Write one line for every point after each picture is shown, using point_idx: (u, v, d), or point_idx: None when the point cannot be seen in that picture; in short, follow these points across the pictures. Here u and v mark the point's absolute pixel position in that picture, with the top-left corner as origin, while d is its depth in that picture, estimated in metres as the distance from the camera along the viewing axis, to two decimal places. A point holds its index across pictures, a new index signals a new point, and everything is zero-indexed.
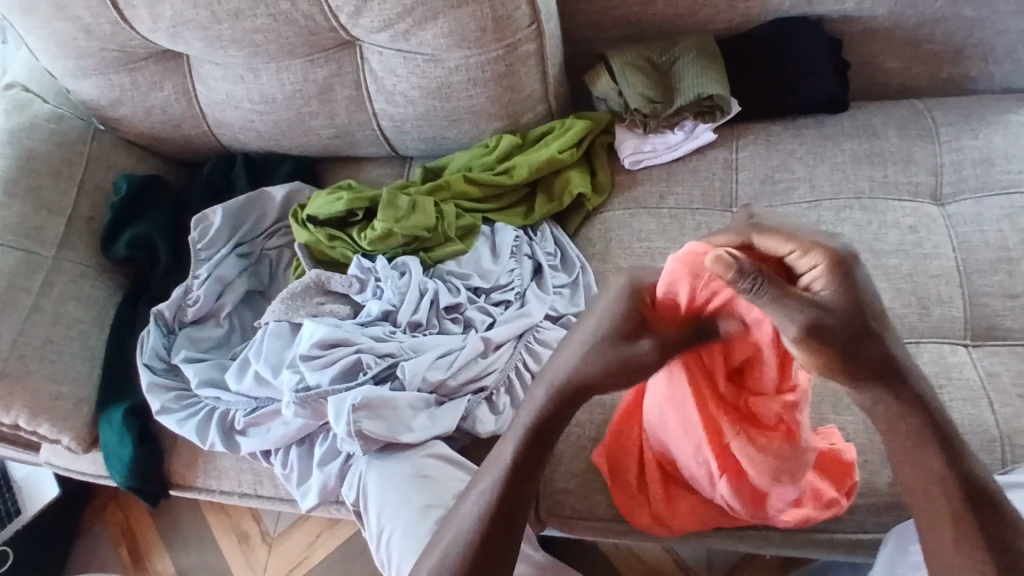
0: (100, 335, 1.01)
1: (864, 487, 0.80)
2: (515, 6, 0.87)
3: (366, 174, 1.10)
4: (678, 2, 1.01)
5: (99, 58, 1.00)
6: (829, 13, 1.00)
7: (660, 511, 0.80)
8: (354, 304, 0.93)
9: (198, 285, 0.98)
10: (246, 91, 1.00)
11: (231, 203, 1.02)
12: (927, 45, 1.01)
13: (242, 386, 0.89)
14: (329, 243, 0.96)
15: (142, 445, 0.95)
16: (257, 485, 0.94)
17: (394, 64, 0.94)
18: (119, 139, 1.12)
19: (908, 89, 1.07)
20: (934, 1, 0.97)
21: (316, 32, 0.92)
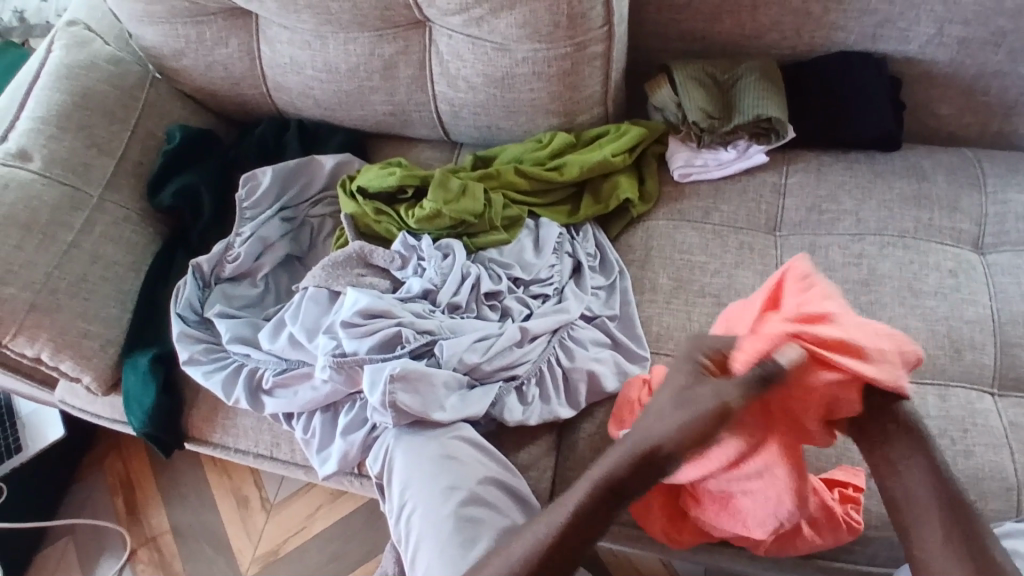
0: (133, 281, 1.01)
1: (880, 520, 0.80)
2: (591, 6, 0.88)
3: (415, 155, 1.11)
4: (746, 24, 1.02)
5: (170, 7, 1.01)
6: (892, 53, 1.01)
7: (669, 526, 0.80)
8: (393, 280, 0.94)
9: (240, 242, 0.99)
10: (310, 57, 1.01)
11: (281, 166, 1.03)
12: (983, 97, 1.02)
13: (275, 346, 0.89)
14: (375, 216, 0.97)
15: (163, 394, 0.95)
16: (273, 447, 0.94)
17: (461, 48, 0.95)
18: (174, 90, 1.13)
19: (957, 137, 1.08)
20: (996, 54, 0.98)
21: (390, 7, 0.93)
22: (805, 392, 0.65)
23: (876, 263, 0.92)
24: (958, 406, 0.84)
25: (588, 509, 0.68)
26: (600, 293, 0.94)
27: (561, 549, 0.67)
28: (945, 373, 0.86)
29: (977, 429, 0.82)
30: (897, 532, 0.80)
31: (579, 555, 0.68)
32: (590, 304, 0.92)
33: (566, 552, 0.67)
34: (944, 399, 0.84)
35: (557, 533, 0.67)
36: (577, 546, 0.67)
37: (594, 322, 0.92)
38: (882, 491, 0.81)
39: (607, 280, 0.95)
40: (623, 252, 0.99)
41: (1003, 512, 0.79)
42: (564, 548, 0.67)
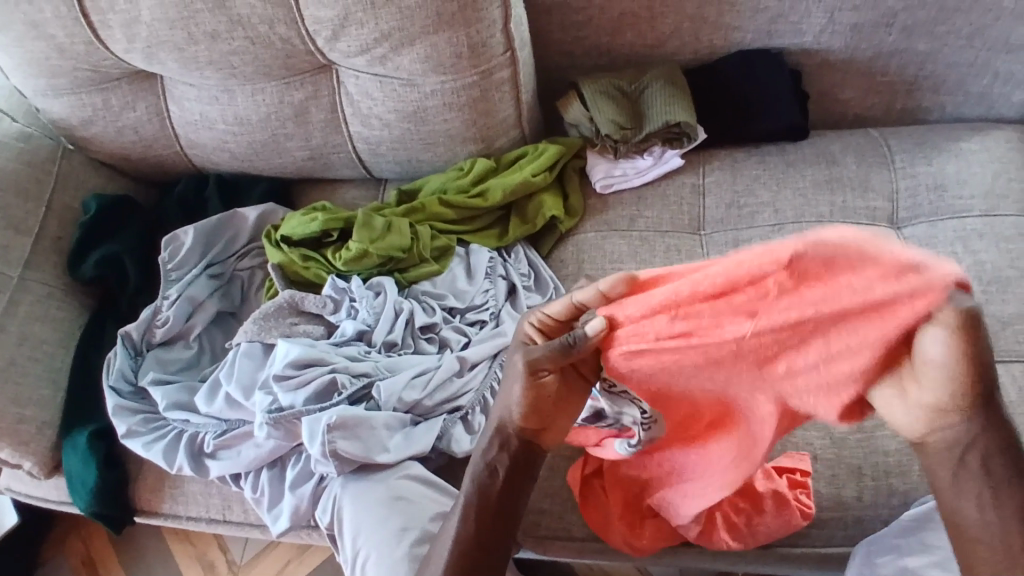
0: (66, 357, 0.98)
1: (832, 500, 0.82)
2: (490, 34, 0.89)
3: (341, 196, 1.11)
4: (647, 35, 1.05)
5: (72, 77, 0.99)
6: (789, 46, 1.05)
7: (627, 532, 0.78)
8: (328, 325, 0.93)
9: (167, 306, 0.97)
10: (221, 112, 1.00)
11: (203, 223, 1.02)
12: (882, 77, 1.07)
13: (212, 408, 0.88)
14: (303, 263, 0.96)
15: (106, 470, 0.92)
16: (226, 510, 0.92)
17: (370, 87, 0.95)
18: (89, 159, 1.11)
19: (863, 119, 1.12)
20: (887, 36, 1.02)
21: (293, 55, 0.92)
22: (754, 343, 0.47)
23: None
24: None
25: (485, 491, 0.66)
26: None
27: (478, 541, 0.65)
28: None
29: None
30: (850, 510, 0.81)
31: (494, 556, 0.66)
32: None
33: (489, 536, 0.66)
34: None
35: (471, 519, 0.66)
36: (500, 531, 0.66)
37: None
38: (831, 472, 0.82)
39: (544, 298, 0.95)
40: (557, 268, 1.00)
41: None
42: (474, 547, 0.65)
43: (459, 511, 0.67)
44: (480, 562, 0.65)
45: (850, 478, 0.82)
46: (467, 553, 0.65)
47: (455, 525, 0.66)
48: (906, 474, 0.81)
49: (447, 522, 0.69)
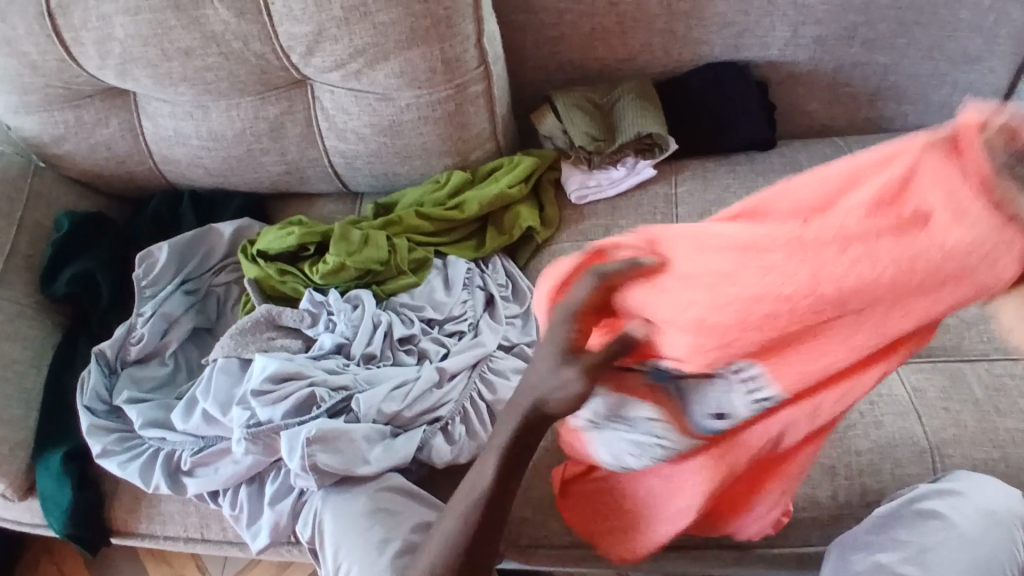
0: (38, 376, 0.97)
1: (807, 500, 0.83)
2: (464, 49, 0.90)
3: (317, 210, 1.11)
4: (617, 48, 1.07)
5: (44, 94, 0.99)
6: (755, 59, 1.08)
7: None
8: (305, 339, 0.93)
9: (142, 322, 0.96)
10: (195, 127, 1.00)
11: (177, 239, 1.01)
12: (845, 88, 1.10)
13: (189, 425, 0.87)
14: (279, 277, 0.96)
15: (80, 491, 0.91)
16: (203, 528, 0.91)
17: (345, 102, 0.96)
18: (61, 177, 1.10)
19: (829, 129, 1.15)
20: (849, 48, 1.05)
21: (267, 71, 0.93)
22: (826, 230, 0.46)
23: None
24: None
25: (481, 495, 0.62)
26: (516, 322, 0.96)
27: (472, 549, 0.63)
28: None
29: (883, 400, 0.88)
30: (825, 509, 0.83)
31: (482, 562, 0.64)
32: (506, 334, 0.93)
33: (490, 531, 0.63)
34: None
35: (468, 517, 0.63)
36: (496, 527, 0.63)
37: (513, 351, 0.92)
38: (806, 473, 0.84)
39: (521, 308, 0.97)
40: (534, 278, 1.01)
41: (920, 475, 0.83)
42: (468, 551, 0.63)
43: (456, 509, 0.64)
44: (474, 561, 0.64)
45: (824, 477, 0.84)
46: (460, 553, 0.63)
47: (449, 525, 0.64)
48: (878, 473, 0.83)
49: (438, 522, 0.66)
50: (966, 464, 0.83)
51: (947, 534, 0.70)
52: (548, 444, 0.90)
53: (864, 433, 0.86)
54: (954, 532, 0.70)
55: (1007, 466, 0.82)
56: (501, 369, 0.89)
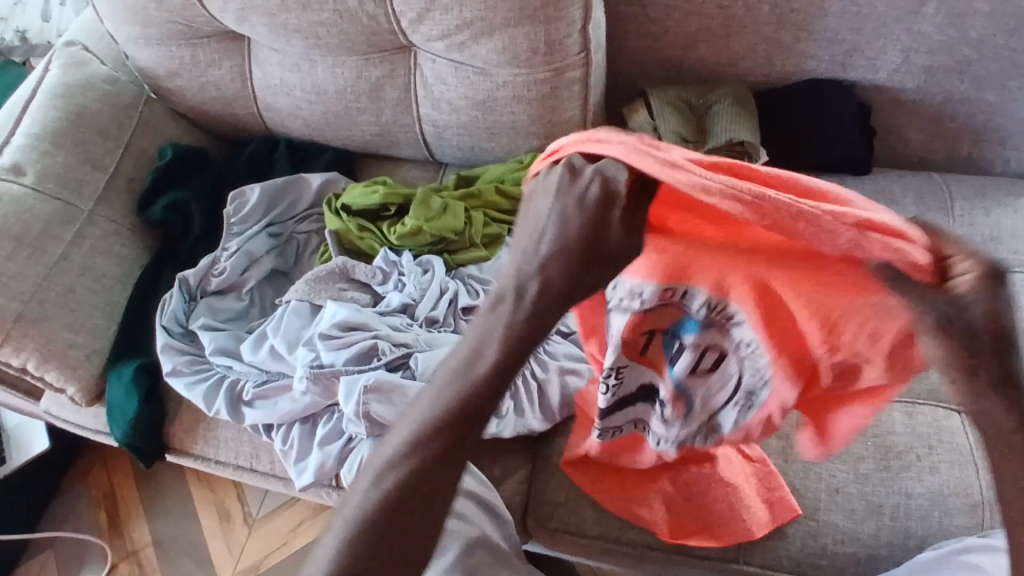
0: (121, 293, 1.03)
1: (847, 534, 0.81)
2: (568, 34, 0.91)
3: (401, 175, 1.15)
4: (720, 53, 1.06)
5: (165, 29, 1.04)
6: (862, 81, 1.05)
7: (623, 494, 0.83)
8: (374, 294, 0.96)
9: (226, 257, 1.01)
10: (299, 79, 1.05)
11: (268, 183, 1.06)
12: (952, 123, 1.06)
13: (256, 357, 0.91)
14: (358, 233, 1.00)
15: (145, 404, 0.97)
16: (253, 459, 0.95)
17: (445, 72, 0.98)
18: (169, 110, 1.17)
19: (927, 163, 1.11)
20: (962, 82, 1.01)
21: (376, 33, 0.96)
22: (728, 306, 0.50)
23: None
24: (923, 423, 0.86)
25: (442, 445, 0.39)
26: None
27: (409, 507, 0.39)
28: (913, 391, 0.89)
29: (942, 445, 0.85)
30: (865, 547, 0.81)
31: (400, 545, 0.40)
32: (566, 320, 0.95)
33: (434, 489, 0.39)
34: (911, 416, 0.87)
35: (428, 437, 0.39)
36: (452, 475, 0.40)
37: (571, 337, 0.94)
38: (848, 506, 0.82)
39: None
40: None
41: (968, 527, 0.80)
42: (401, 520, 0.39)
43: (400, 434, 0.39)
44: (414, 529, 0.39)
45: (866, 514, 0.82)
46: (403, 511, 0.39)
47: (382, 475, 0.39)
48: (925, 519, 0.81)
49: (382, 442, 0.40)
50: None
51: None
52: None
53: (918, 477, 0.83)
54: None
55: None
56: (554, 353, 0.91)
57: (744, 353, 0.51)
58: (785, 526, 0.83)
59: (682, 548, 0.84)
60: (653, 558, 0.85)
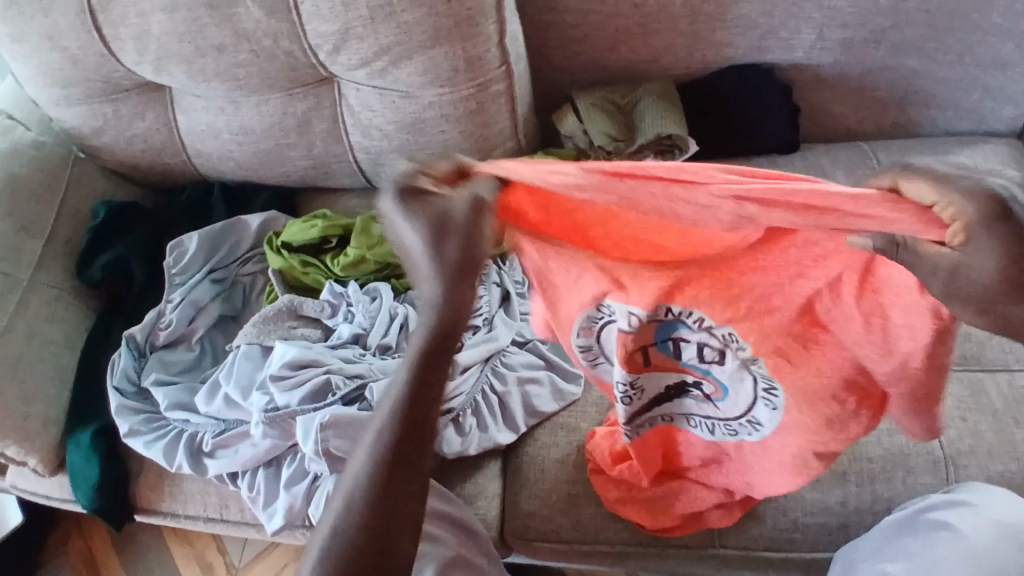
0: (71, 357, 1.01)
1: (816, 506, 0.83)
2: (486, 49, 0.92)
3: (342, 205, 1.15)
4: (641, 49, 1.08)
5: (84, 87, 1.03)
6: (780, 62, 1.07)
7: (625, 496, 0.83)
8: (325, 329, 0.96)
9: (171, 309, 0.99)
10: (227, 122, 1.04)
11: (207, 229, 1.05)
12: (873, 93, 1.08)
13: (211, 407, 0.90)
14: (302, 268, 0.99)
15: (108, 467, 0.95)
16: (223, 509, 0.94)
17: (371, 99, 0.98)
18: (98, 167, 1.15)
19: (854, 134, 1.14)
20: (876, 52, 1.04)
21: (296, 68, 0.96)
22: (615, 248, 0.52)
23: None
24: None
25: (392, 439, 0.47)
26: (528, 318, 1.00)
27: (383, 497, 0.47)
28: None
29: None
30: (835, 515, 0.82)
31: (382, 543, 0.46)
32: (519, 330, 0.97)
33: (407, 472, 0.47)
34: None
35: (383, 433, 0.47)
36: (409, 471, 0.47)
37: (526, 346, 0.97)
38: (814, 478, 0.84)
39: None
40: None
41: (932, 484, 0.82)
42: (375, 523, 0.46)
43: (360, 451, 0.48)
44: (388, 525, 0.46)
45: (833, 483, 0.83)
46: (375, 510, 0.46)
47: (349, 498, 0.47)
48: (890, 482, 0.83)
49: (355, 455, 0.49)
50: (980, 475, 0.82)
51: (956, 546, 0.70)
52: (557, 441, 0.90)
53: (877, 441, 0.85)
54: (964, 543, 0.70)
55: None
56: (513, 364, 0.94)
57: (733, 346, 0.56)
58: (756, 505, 0.84)
59: (659, 541, 0.85)
60: (633, 554, 0.85)
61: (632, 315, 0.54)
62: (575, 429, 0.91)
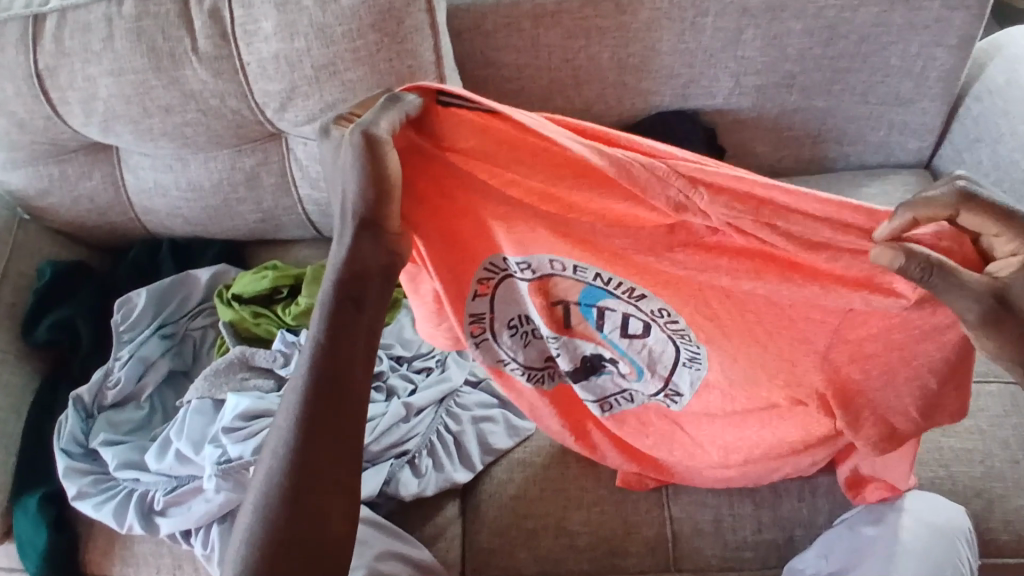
0: (17, 421, 0.98)
1: (763, 522, 0.86)
2: None
3: (293, 255, 1.16)
4: (575, 99, 1.14)
5: (29, 150, 1.03)
6: (704, 107, 1.15)
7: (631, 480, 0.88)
8: (278, 378, 0.96)
9: (119, 366, 0.99)
10: (174, 179, 1.06)
11: (155, 285, 1.05)
12: (790, 132, 1.17)
13: (162, 465, 0.89)
14: (253, 319, 1.00)
15: (56, 534, 0.90)
16: (176, 569, 0.89)
17: (317, 152, 1.01)
18: (43, 228, 1.13)
19: (776, 170, 1.22)
20: (790, 96, 1.12)
21: (243, 125, 0.99)
22: (545, 200, 0.60)
23: None
24: None
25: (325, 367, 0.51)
26: None
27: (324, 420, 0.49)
28: None
29: None
30: (781, 530, 0.86)
31: (333, 468, 0.49)
32: (472, 369, 1.00)
33: (333, 427, 0.50)
34: None
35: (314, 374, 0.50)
36: (333, 423, 0.50)
37: (479, 385, 0.99)
38: (757, 494, 0.87)
39: None
40: None
41: None
42: (324, 454, 0.49)
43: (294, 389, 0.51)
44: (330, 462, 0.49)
45: (775, 498, 0.87)
46: (317, 439, 0.49)
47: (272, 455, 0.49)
48: (831, 494, 0.87)
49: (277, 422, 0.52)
50: (913, 482, 0.86)
51: (889, 552, 0.76)
52: (514, 476, 0.92)
53: None
54: (893, 548, 0.76)
55: (952, 482, 0.86)
56: (467, 403, 0.96)
57: (659, 318, 0.67)
58: (706, 526, 0.87)
59: (617, 568, 0.86)
60: None
61: (526, 265, 0.66)
62: (530, 464, 0.93)
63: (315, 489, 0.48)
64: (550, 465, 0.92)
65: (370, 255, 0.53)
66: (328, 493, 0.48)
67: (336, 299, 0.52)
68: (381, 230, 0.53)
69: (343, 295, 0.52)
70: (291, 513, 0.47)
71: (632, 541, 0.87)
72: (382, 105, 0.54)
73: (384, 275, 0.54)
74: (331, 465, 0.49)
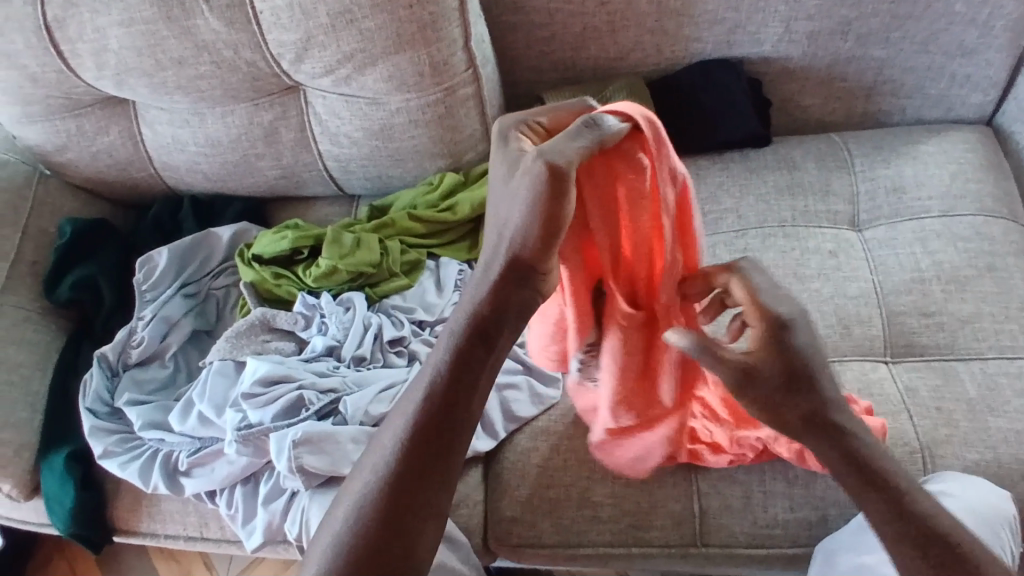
0: (42, 379, 0.98)
1: (795, 501, 0.82)
2: (451, 53, 0.90)
3: (314, 213, 1.13)
4: (609, 48, 1.07)
5: (45, 104, 1.01)
6: (749, 55, 1.06)
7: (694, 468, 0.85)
8: (299, 341, 0.96)
9: (142, 326, 0.98)
10: (192, 134, 1.03)
11: (177, 244, 1.04)
12: (842, 83, 1.08)
13: (185, 427, 0.89)
14: (274, 281, 0.98)
15: (83, 491, 0.92)
16: (202, 527, 0.91)
17: (337, 106, 0.97)
18: (65, 184, 1.13)
19: (826, 124, 1.13)
20: (843, 43, 1.03)
21: (259, 78, 0.94)
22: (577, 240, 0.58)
23: (761, 254, 0.96)
24: (854, 379, 0.87)
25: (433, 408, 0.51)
26: None
27: (427, 457, 0.51)
28: (838, 350, 0.89)
29: (875, 398, 0.85)
30: (814, 509, 0.82)
31: (427, 512, 0.50)
32: None
33: (429, 468, 0.51)
34: (841, 374, 0.88)
35: (422, 413, 0.51)
36: (433, 466, 0.51)
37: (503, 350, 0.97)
38: (791, 472, 0.83)
39: None
40: None
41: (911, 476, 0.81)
42: (417, 495, 0.50)
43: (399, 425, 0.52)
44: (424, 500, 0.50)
45: (810, 476, 0.83)
46: (418, 477, 0.50)
47: (364, 485, 0.51)
48: None
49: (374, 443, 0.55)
50: (958, 464, 0.80)
51: None
52: (538, 445, 0.90)
53: None
54: None
55: (999, 465, 0.79)
56: None
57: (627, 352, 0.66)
58: (735, 503, 0.84)
59: (640, 540, 0.84)
60: (617, 556, 0.85)
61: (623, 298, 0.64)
62: (554, 433, 0.90)
63: (408, 528, 0.49)
64: (575, 436, 0.89)
65: (509, 290, 0.52)
66: (420, 534, 0.50)
67: (468, 328, 0.52)
68: (534, 271, 0.51)
69: (474, 332, 0.52)
70: (381, 547, 0.48)
71: (659, 514, 0.85)
72: (576, 129, 0.51)
73: (517, 309, 0.52)
74: (428, 500, 0.50)
